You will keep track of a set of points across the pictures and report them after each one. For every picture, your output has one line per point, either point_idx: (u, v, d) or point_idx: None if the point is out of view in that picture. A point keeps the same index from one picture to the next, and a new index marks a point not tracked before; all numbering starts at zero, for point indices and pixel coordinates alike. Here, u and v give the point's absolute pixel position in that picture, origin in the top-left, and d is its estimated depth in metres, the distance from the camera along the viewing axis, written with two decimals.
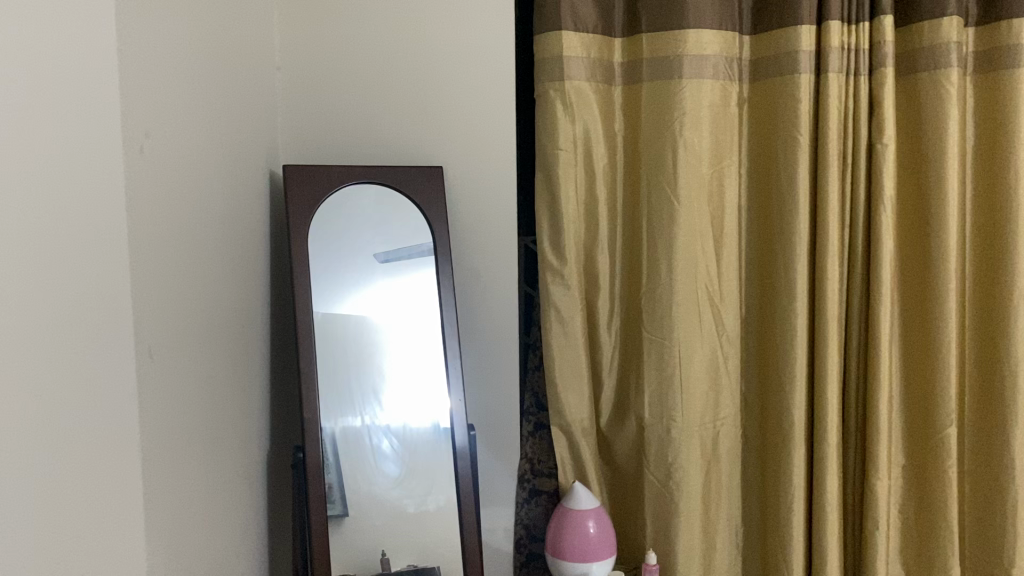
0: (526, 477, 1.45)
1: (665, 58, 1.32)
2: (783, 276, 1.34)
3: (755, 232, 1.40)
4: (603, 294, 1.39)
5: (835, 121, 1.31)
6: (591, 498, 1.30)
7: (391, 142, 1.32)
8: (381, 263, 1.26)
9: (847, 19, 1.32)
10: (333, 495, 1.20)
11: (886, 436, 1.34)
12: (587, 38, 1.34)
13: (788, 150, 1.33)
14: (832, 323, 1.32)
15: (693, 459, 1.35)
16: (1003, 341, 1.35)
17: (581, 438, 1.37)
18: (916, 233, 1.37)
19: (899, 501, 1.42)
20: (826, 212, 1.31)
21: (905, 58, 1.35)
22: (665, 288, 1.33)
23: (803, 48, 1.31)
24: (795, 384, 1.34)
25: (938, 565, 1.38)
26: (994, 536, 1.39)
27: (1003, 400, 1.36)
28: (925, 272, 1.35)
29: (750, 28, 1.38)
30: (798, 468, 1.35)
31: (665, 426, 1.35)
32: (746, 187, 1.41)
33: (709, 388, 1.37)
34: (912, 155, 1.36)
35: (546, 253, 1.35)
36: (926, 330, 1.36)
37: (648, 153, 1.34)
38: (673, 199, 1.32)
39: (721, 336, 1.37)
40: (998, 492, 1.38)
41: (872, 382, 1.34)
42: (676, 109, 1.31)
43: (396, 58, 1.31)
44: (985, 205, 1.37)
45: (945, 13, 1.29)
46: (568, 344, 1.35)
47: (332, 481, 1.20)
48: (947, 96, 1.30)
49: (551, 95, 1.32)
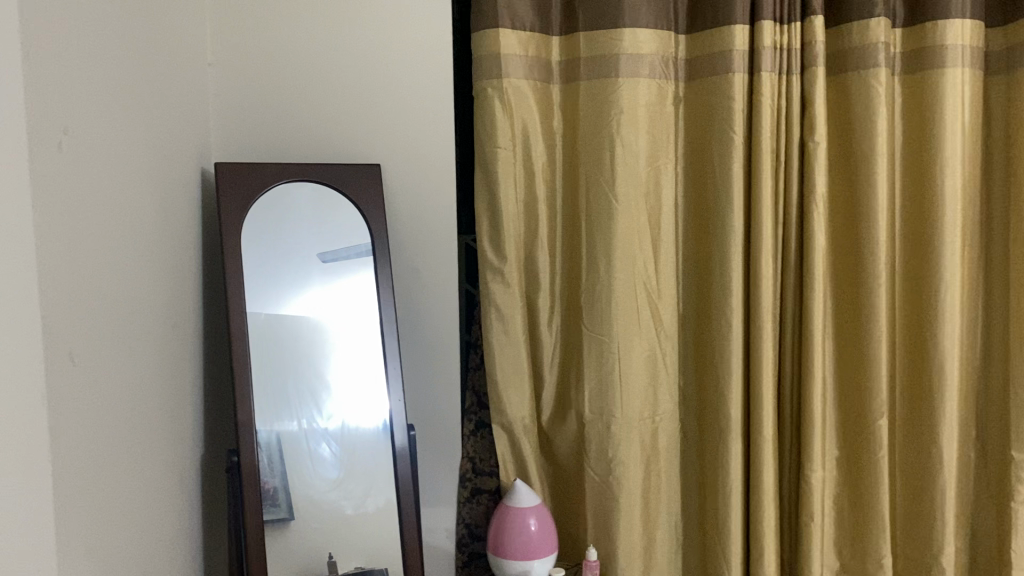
0: (468, 476, 1.43)
1: (602, 57, 1.33)
2: (719, 273, 1.36)
3: (692, 229, 1.42)
4: (544, 292, 1.39)
5: (769, 119, 1.33)
6: (531, 495, 1.31)
7: (327, 140, 1.31)
8: (325, 263, 1.25)
9: (779, 19, 1.35)
10: (278, 498, 1.19)
11: (820, 429, 1.37)
12: (524, 36, 1.34)
13: (722, 148, 1.34)
14: (767, 319, 1.35)
15: (633, 454, 1.36)
16: (931, 334, 1.39)
17: (521, 435, 1.37)
18: (847, 230, 1.40)
19: (833, 492, 1.45)
20: (760, 209, 1.33)
21: (836, 57, 1.38)
22: (605, 285, 1.34)
23: (736, 48, 1.32)
24: (731, 379, 1.36)
25: (871, 553, 1.41)
26: (924, 526, 1.43)
27: (931, 392, 1.39)
28: (857, 267, 1.38)
29: (686, 27, 1.39)
30: (736, 462, 1.37)
31: (605, 423, 1.36)
32: (684, 185, 1.42)
33: (649, 384, 1.38)
34: (842, 152, 1.39)
35: (485, 251, 1.34)
36: (856, 324, 1.40)
37: (587, 151, 1.35)
38: (611, 196, 1.33)
39: (660, 332, 1.38)
40: (927, 481, 1.42)
41: (806, 375, 1.37)
42: (613, 107, 1.32)
43: (330, 56, 1.30)
44: (913, 202, 1.41)
45: (874, 13, 1.32)
46: (509, 342, 1.35)
47: (276, 485, 1.19)
48: (875, 95, 1.33)
49: (489, 93, 1.31)
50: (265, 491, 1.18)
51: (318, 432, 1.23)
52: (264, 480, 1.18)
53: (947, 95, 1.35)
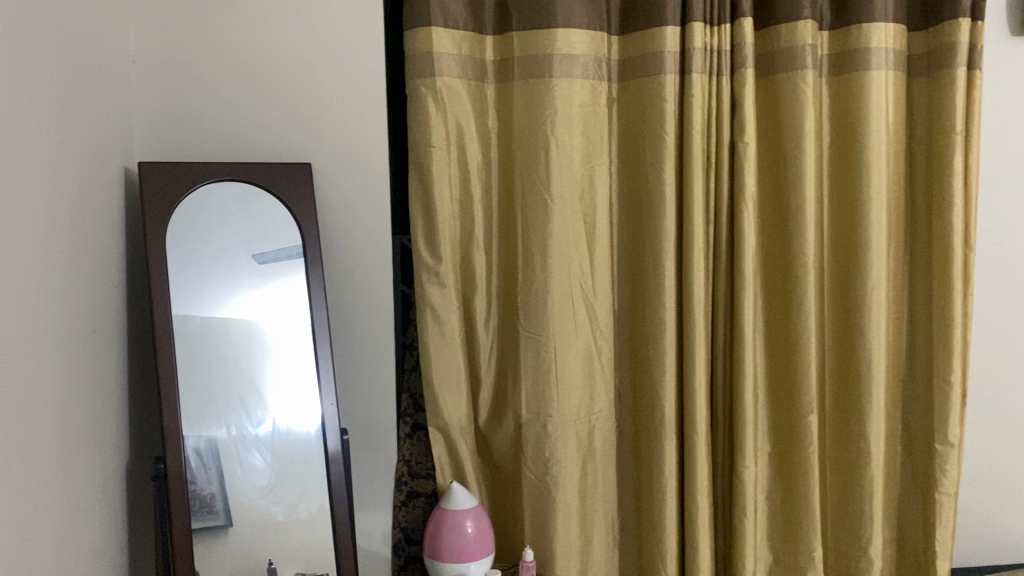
0: (404, 479, 1.41)
1: (536, 57, 1.33)
2: (653, 273, 1.37)
3: (627, 229, 1.43)
4: (480, 291, 1.38)
5: (699, 120, 1.34)
6: (468, 497, 1.30)
7: (257, 138, 1.28)
8: (260, 265, 1.22)
9: (710, 21, 1.36)
10: (216, 506, 1.17)
11: (752, 425, 1.39)
12: (458, 35, 1.33)
13: (655, 148, 1.35)
14: (700, 317, 1.36)
15: (569, 454, 1.37)
16: (857, 331, 1.42)
17: (458, 436, 1.36)
18: (777, 229, 1.42)
19: (766, 487, 1.48)
20: (692, 209, 1.35)
21: (765, 58, 1.41)
22: (541, 285, 1.34)
23: (668, 49, 1.34)
24: (665, 377, 1.37)
25: (802, 547, 1.44)
26: (853, 519, 1.46)
27: (859, 387, 1.42)
28: (786, 266, 1.41)
29: (619, 28, 1.40)
30: (671, 460, 1.38)
31: (541, 423, 1.35)
32: (617, 185, 1.43)
33: (585, 384, 1.38)
34: (771, 152, 1.41)
35: (420, 252, 1.33)
36: (785, 321, 1.42)
37: (522, 151, 1.35)
38: (546, 196, 1.33)
39: (596, 332, 1.39)
40: (855, 475, 1.45)
41: (738, 373, 1.38)
42: (547, 108, 1.32)
43: (260, 52, 1.27)
44: (840, 201, 1.44)
45: (801, 16, 1.35)
46: (446, 344, 1.34)
47: (214, 492, 1.17)
48: (802, 97, 1.35)
49: (422, 92, 1.30)
50: (202, 497, 1.16)
51: (250, 438, 1.20)
52: (201, 487, 1.16)
53: (873, 96, 1.38)
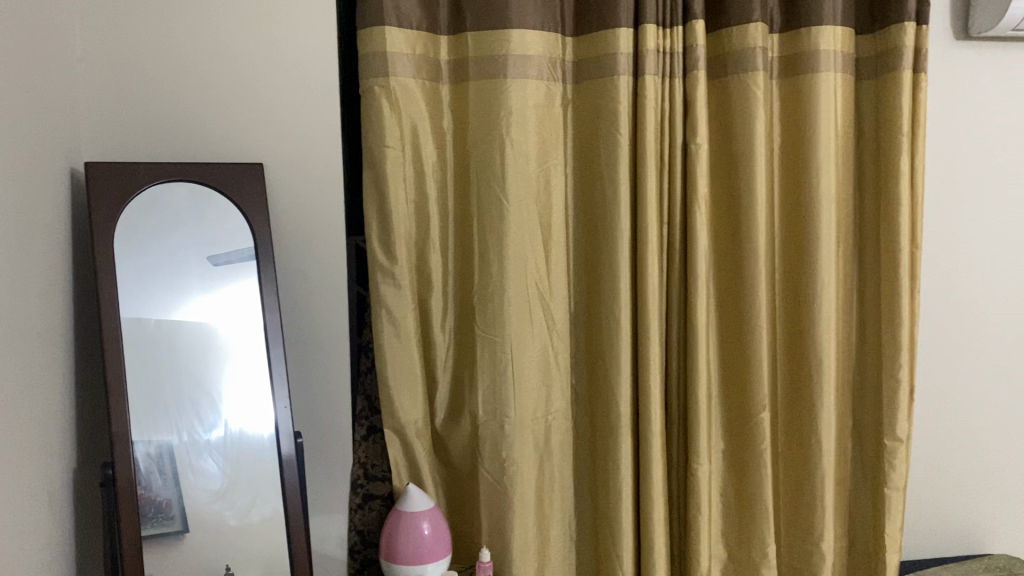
0: (359, 483, 1.42)
1: (490, 57, 1.33)
2: (608, 273, 1.38)
3: (582, 229, 1.43)
4: (436, 292, 1.38)
5: (652, 121, 1.35)
6: (424, 499, 1.29)
7: (208, 138, 1.26)
8: (216, 267, 1.21)
9: (662, 23, 1.37)
10: (172, 511, 1.16)
11: (705, 424, 1.41)
12: (412, 35, 1.32)
13: (610, 149, 1.36)
14: (654, 317, 1.37)
15: (526, 454, 1.37)
16: (808, 329, 1.44)
17: (414, 438, 1.35)
18: (729, 229, 1.44)
19: (720, 484, 1.49)
20: (646, 209, 1.36)
21: (717, 61, 1.42)
22: (497, 286, 1.34)
23: (621, 51, 1.34)
24: (620, 377, 1.38)
25: (756, 544, 1.45)
26: (805, 515, 1.48)
27: (810, 384, 1.45)
28: (739, 265, 1.42)
29: (573, 29, 1.41)
30: (626, 459, 1.39)
31: (498, 423, 1.35)
32: (572, 185, 1.43)
33: (541, 383, 1.38)
34: (724, 153, 1.43)
35: (375, 252, 1.32)
36: (738, 320, 1.44)
37: (476, 152, 1.34)
38: (501, 197, 1.33)
39: (553, 332, 1.39)
40: (807, 471, 1.47)
41: (692, 371, 1.40)
42: (502, 108, 1.32)
43: (210, 51, 1.25)
44: (790, 201, 1.47)
45: (751, 19, 1.36)
46: (401, 345, 1.34)
47: (170, 497, 1.16)
48: (753, 98, 1.37)
49: (375, 92, 1.29)
50: (158, 503, 1.14)
51: (202, 443, 1.19)
52: (156, 493, 1.14)
53: (822, 98, 1.40)
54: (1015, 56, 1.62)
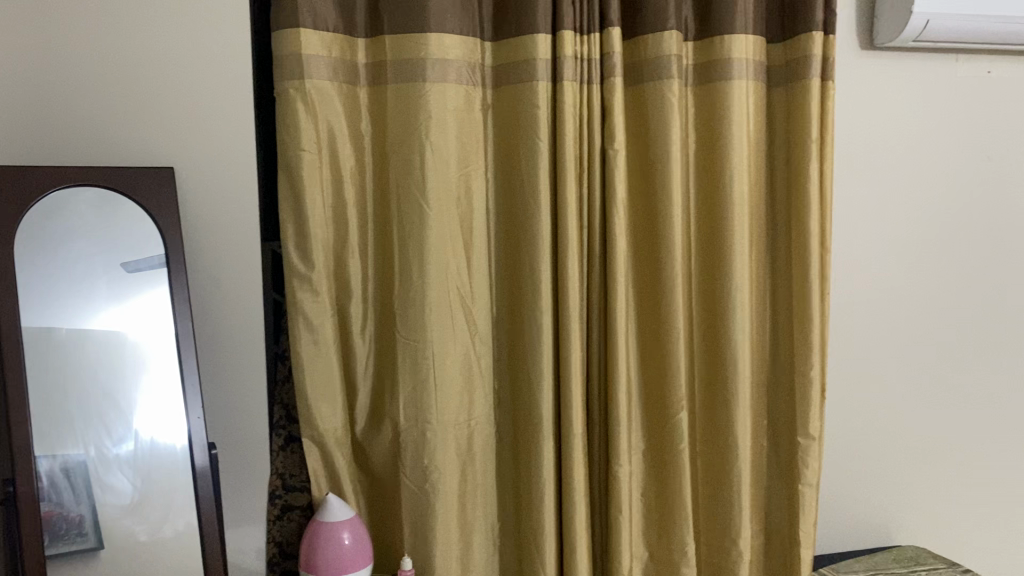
0: (278, 493, 1.38)
1: (407, 60, 1.31)
2: (530, 277, 1.38)
3: (503, 234, 1.44)
4: (355, 298, 1.36)
5: (571, 126, 1.36)
6: (344, 508, 1.27)
7: (116, 141, 1.22)
8: (130, 273, 1.16)
9: (579, 29, 1.38)
10: (84, 527, 1.13)
11: (626, 426, 1.42)
12: (328, 38, 1.30)
13: (529, 153, 1.36)
14: (575, 320, 1.38)
15: (449, 460, 1.36)
16: (724, 330, 1.47)
17: (334, 447, 1.33)
18: (648, 233, 1.46)
19: (640, 484, 1.51)
20: (566, 213, 1.37)
21: (633, 67, 1.44)
22: (417, 291, 1.32)
23: (540, 56, 1.35)
24: (542, 381, 1.38)
25: (676, 543, 1.48)
26: (723, 513, 1.51)
27: (726, 385, 1.48)
28: (657, 269, 1.44)
29: (492, 34, 1.41)
30: (548, 462, 1.39)
31: (419, 429, 1.34)
32: (493, 190, 1.43)
33: (463, 388, 1.38)
34: (641, 158, 1.45)
35: (291, 258, 1.30)
36: (656, 322, 1.46)
37: (395, 156, 1.33)
38: (421, 201, 1.31)
39: (474, 337, 1.39)
40: (724, 470, 1.50)
41: (612, 374, 1.41)
42: (421, 112, 1.31)
43: (118, 50, 1.21)
44: (705, 205, 1.50)
45: (666, 26, 1.39)
46: (319, 352, 1.31)
47: (83, 512, 1.13)
48: (669, 104, 1.39)
49: (290, 95, 1.27)
50: (69, 519, 1.11)
51: (111, 458, 1.15)
52: (68, 508, 1.11)
53: (735, 105, 1.43)
54: (918, 66, 1.68)
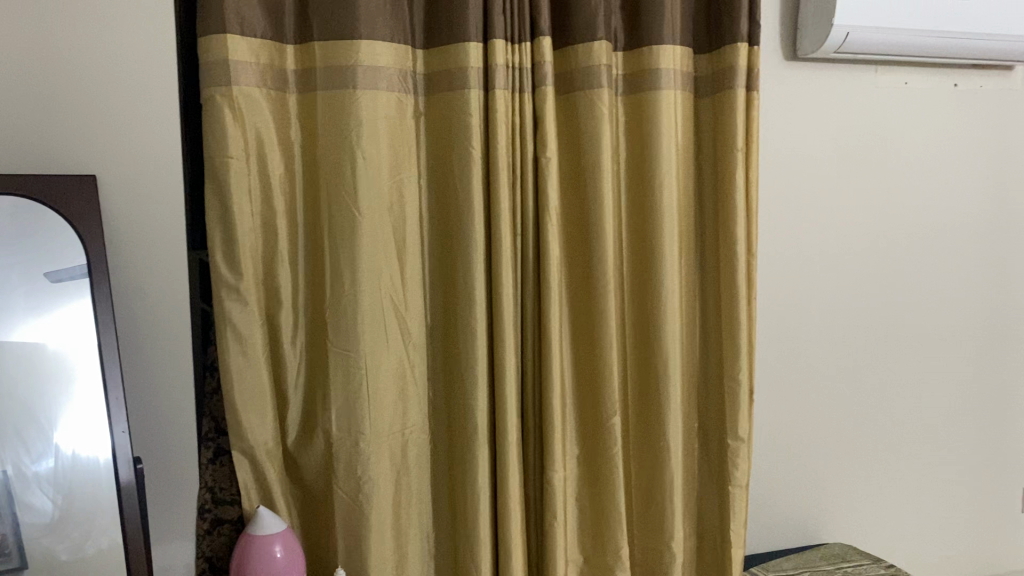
0: (206, 507, 1.36)
1: (337, 67, 1.30)
2: (463, 285, 1.38)
3: (436, 242, 1.44)
4: (285, 308, 1.35)
5: (504, 134, 1.37)
6: (276, 521, 1.25)
7: (36, 147, 1.18)
8: (52, 284, 1.13)
9: (510, 39, 1.39)
10: (8, 546, 1.12)
11: (560, 432, 1.43)
12: (256, 44, 1.28)
13: (462, 162, 1.36)
14: (509, 328, 1.38)
15: (382, 469, 1.34)
16: (655, 336, 1.49)
17: (265, 458, 1.31)
18: (580, 240, 1.48)
19: (574, 489, 1.53)
20: (499, 221, 1.37)
21: (565, 76, 1.46)
22: (349, 299, 1.31)
23: (472, 64, 1.35)
24: (477, 389, 1.38)
25: (610, 547, 1.49)
26: (656, 516, 1.53)
27: (658, 390, 1.50)
28: (589, 276, 1.46)
29: (423, 42, 1.41)
30: (482, 469, 1.39)
31: (352, 440, 1.33)
32: (426, 198, 1.43)
33: (396, 398, 1.37)
34: (573, 166, 1.47)
35: (218, 266, 1.27)
36: (590, 328, 1.48)
37: (326, 164, 1.31)
38: (353, 209, 1.30)
39: (408, 345, 1.38)
40: (656, 473, 1.52)
41: (547, 381, 1.42)
42: (352, 119, 1.29)
43: (36, 53, 1.17)
44: (636, 212, 1.52)
45: (596, 37, 1.40)
46: (248, 363, 1.29)
47: (5, 532, 1.12)
48: (599, 114, 1.41)
49: (217, 101, 1.25)
50: None
51: (31, 475, 1.13)
52: None
53: (664, 114, 1.45)
54: (839, 76, 1.74)
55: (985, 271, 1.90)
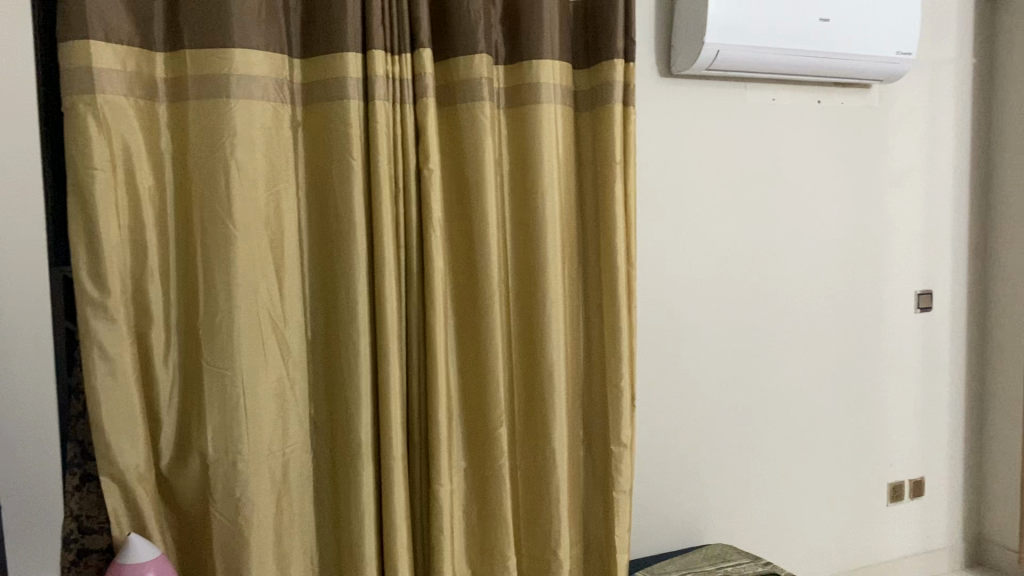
0: (73, 538, 1.27)
1: (210, 76, 1.26)
2: (344, 299, 1.36)
3: (316, 256, 1.41)
4: (156, 325, 1.30)
5: (385, 146, 1.36)
6: (149, 548, 1.19)
7: None
8: None
9: (390, 50, 1.38)
10: None
11: (446, 446, 1.42)
12: (123, 51, 1.23)
13: (342, 174, 1.34)
14: (393, 341, 1.37)
15: (263, 491, 1.30)
16: (539, 346, 1.50)
17: (136, 484, 1.26)
18: (465, 252, 1.48)
19: (462, 502, 1.52)
20: (382, 234, 1.35)
21: (447, 88, 1.46)
22: (225, 315, 1.27)
23: (351, 75, 1.33)
24: (360, 405, 1.36)
25: (497, 558, 1.49)
26: (542, 526, 1.54)
27: (543, 399, 1.51)
28: (474, 288, 1.46)
29: (300, 52, 1.38)
30: (367, 485, 1.37)
31: (230, 461, 1.28)
32: (305, 210, 1.40)
33: (277, 415, 1.33)
34: (456, 178, 1.47)
35: (83, 283, 1.21)
36: (475, 339, 1.48)
37: (199, 176, 1.27)
38: (228, 223, 1.26)
39: (288, 362, 1.34)
40: (543, 482, 1.53)
41: (432, 393, 1.41)
42: (226, 130, 1.26)
43: None
44: (519, 224, 1.53)
45: (476, 50, 1.41)
46: (118, 385, 1.24)
47: None
48: (481, 126, 1.42)
49: (80, 109, 1.19)
50: None
51: None
52: None
53: (545, 127, 1.47)
54: (711, 92, 1.80)
55: (849, 279, 2.00)
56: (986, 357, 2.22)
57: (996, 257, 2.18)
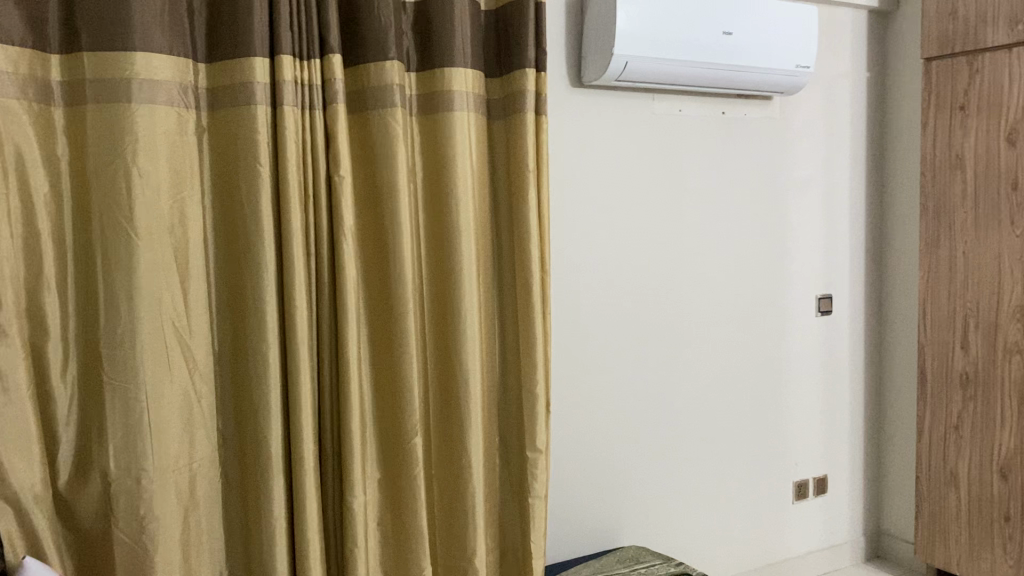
0: None
1: (109, 79, 1.21)
2: (253, 308, 1.33)
3: (223, 265, 1.37)
4: (53, 339, 1.25)
5: (294, 153, 1.33)
6: (48, 569, 1.13)
7: None
8: None
9: (298, 54, 1.36)
10: None
11: (359, 455, 1.41)
12: (13, 52, 1.18)
13: (250, 181, 1.32)
14: (304, 350, 1.34)
15: (168, 507, 1.26)
16: (454, 353, 1.50)
17: (32, 504, 1.20)
18: (377, 260, 1.47)
19: (377, 513, 1.50)
20: (291, 242, 1.33)
21: (357, 95, 1.44)
22: (126, 326, 1.23)
23: (258, 81, 1.31)
24: (270, 417, 1.34)
25: (413, 568, 1.48)
26: (458, 534, 1.54)
27: (458, 407, 1.51)
28: (387, 296, 1.45)
29: (205, 56, 1.34)
30: (277, 499, 1.34)
31: (133, 477, 1.24)
32: (210, 218, 1.37)
33: (183, 430, 1.28)
34: (367, 185, 1.46)
35: None
36: (389, 347, 1.47)
37: (98, 182, 1.22)
38: (130, 231, 1.22)
39: (193, 374, 1.30)
40: (458, 490, 1.53)
41: (344, 403, 1.39)
42: (127, 135, 1.21)
43: None
44: (432, 231, 1.53)
45: (387, 57, 1.40)
46: (10, 402, 1.18)
47: None
48: (393, 133, 1.41)
49: None
50: None
51: None
52: None
53: (457, 134, 1.48)
54: (620, 102, 1.84)
55: (753, 285, 2.07)
56: (882, 357, 2.33)
57: (891, 262, 2.28)
